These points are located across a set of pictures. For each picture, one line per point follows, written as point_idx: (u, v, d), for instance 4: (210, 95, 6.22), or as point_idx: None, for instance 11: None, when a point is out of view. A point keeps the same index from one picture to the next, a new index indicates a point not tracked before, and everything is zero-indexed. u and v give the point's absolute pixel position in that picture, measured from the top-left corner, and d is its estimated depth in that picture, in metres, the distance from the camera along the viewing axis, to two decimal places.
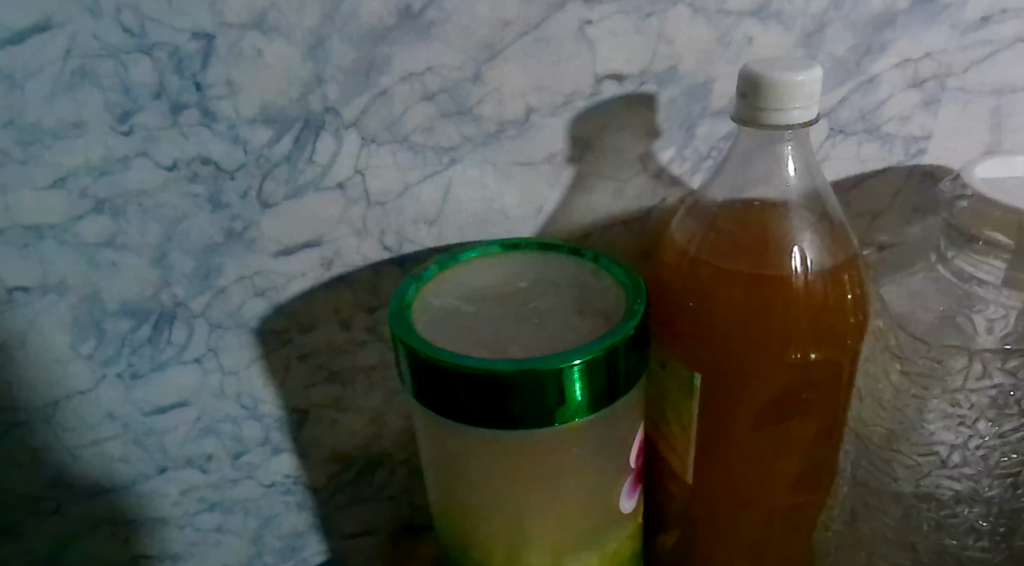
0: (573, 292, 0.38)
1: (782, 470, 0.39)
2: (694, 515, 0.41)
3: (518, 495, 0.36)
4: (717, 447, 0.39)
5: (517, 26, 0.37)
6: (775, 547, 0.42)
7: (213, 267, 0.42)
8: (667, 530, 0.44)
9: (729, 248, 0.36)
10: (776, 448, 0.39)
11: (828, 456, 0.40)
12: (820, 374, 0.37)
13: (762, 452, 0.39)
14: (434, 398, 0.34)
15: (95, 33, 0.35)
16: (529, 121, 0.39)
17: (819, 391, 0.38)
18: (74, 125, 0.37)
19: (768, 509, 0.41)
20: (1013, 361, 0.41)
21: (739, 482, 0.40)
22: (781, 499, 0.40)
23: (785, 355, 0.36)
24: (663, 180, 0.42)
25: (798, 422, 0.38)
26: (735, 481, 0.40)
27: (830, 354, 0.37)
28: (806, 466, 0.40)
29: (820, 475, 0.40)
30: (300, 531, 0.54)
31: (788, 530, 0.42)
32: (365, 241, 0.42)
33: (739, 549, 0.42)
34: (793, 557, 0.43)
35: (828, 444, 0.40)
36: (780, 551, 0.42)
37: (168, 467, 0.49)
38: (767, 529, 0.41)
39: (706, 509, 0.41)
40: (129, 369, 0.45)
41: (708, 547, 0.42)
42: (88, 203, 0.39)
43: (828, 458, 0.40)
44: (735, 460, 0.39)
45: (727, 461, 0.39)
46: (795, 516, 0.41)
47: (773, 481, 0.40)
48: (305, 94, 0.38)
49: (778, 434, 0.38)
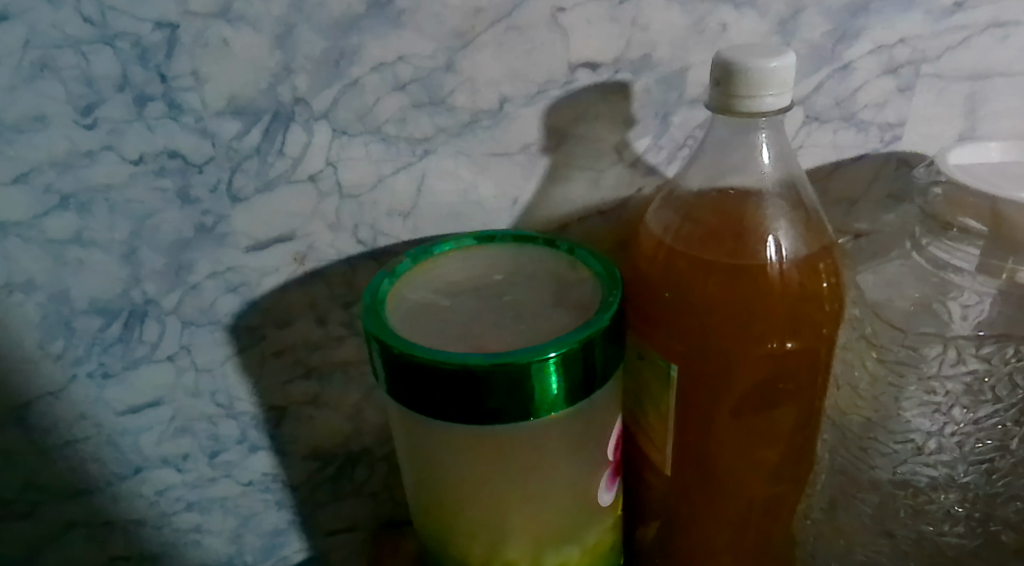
0: (548, 283, 0.37)
1: (761, 460, 0.39)
2: (673, 506, 0.41)
3: (495, 491, 0.36)
4: (696, 438, 0.38)
5: (489, 14, 0.36)
6: (755, 538, 0.42)
7: (185, 263, 0.41)
8: (647, 521, 0.44)
9: (705, 238, 0.36)
10: (754, 438, 0.39)
11: (807, 445, 0.40)
12: (797, 364, 0.37)
13: (741, 441, 0.38)
14: (407, 394, 0.33)
15: (54, 23, 0.34)
16: (503, 111, 0.39)
17: (797, 380, 0.37)
18: (37, 119, 0.36)
19: (747, 500, 0.40)
20: (986, 347, 0.42)
21: (720, 472, 0.39)
22: (760, 489, 0.40)
23: (762, 344, 0.36)
24: (640, 169, 0.41)
25: (776, 411, 0.38)
26: (712, 471, 0.39)
27: (806, 345, 0.37)
28: (785, 456, 0.40)
29: (798, 463, 0.40)
30: (280, 529, 0.53)
31: (767, 520, 0.42)
32: (339, 235, 0.41)
33: (719, 541, 0.42)
34: (774, 547, 0.43)
35: (806, 432, 0.40)
36: (762, 541, 0.42)
37: (144, 467, 0.48)
38: (745, 519, 0.41)
39: (686, 500, 0.41)
40: (100, 368, 0.44)
41: (689, 539, 0.42)
42: (53, 198, 0.38)
43: (806, 447, 0.40)
44: (715, 451, 0.39)
45: (705, 451, 0.39)
46: (775, 505, 0.41)
47: (753, 470, 0.39)
48: (274, 85, 0.37)
49: (755, 424, 0.38)
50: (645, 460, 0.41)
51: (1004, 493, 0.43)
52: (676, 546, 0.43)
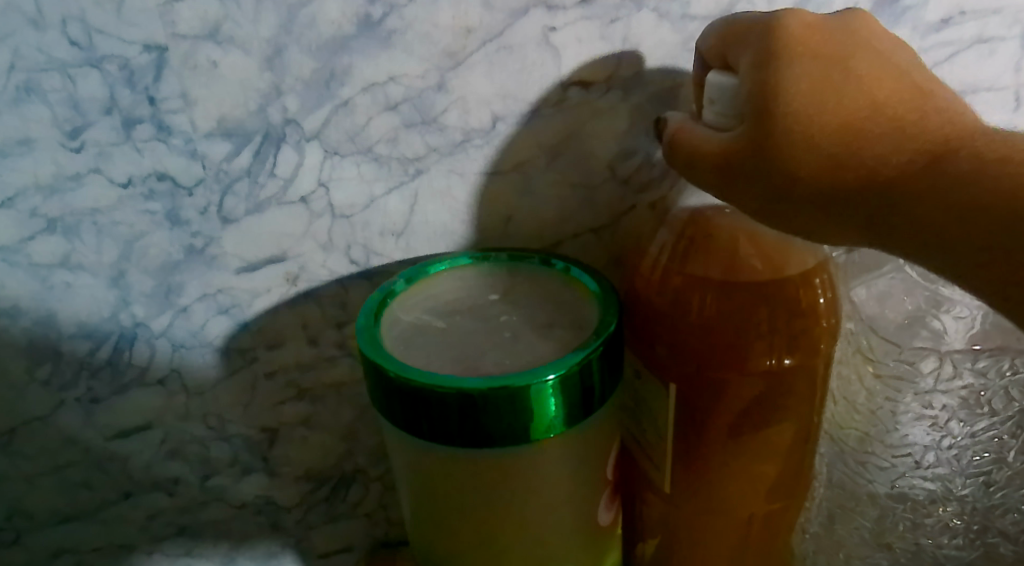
0: (545, 303, 0.37)
1: (761, 476, 0.39)
2: (672, 524, 0.41)
3: (487, 508, 0.35)
4: (695, 456, 0.38)
5: (480, 34, 0.36)
6: (755, 554, 0.42)
7: (174, 286, 0.41)
8: (644, 538, 0.44)
9: (701, 257, 0.36)
10: (751, 455, 0.38)
11: (805, 461, 0.40)
12: (796, 380, 0.37)
13: (740, 458, 0.38)
14: (402, 415, 0.33)
15: (40, 46, 0.34)
16: (495, 129, 0.38)
17: (796, 397, 0.37)
18: (22, 142, 0.36)
19: (747, 517, 0.40)
20: (981, 361, 0.44)
21: (720, 489, 0.39)
22: (760, 505, 0.40)
23: (759, 361, 0.35)
24: (631, 187, 0.41)
25: (775, 428, 0.38)
26: (711, 489, 0.39)
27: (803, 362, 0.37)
28: (785, 472, 0.39)
29: (798, 479, 0.40)
30: (273, 553, 0.52)
31: (767, 536, 0.41)
32: (331, 255, 0.41)
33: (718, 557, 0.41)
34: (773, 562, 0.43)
35: (805, 448, 0.39)
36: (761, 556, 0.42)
37: (134, 492, 0.48)
38: (745, 535, 0.41)
39: (685, 516, 0.41)
40: (88, 394, 0.44)
41: (688, 554, 0.42)
42: (39, 222, 0.38)
43: (804, 463, 0.40)
44: (715, 468, 0.39)
45: (702, 469, 0.39)
46: (774, 520, 0.41)
47: (752, 487, 0.39)
48: (264, 106, 0.37)
49: (754, 442, 0.38)
50: (645, 477, 0.41)
51: (1001, 505, 0.42)
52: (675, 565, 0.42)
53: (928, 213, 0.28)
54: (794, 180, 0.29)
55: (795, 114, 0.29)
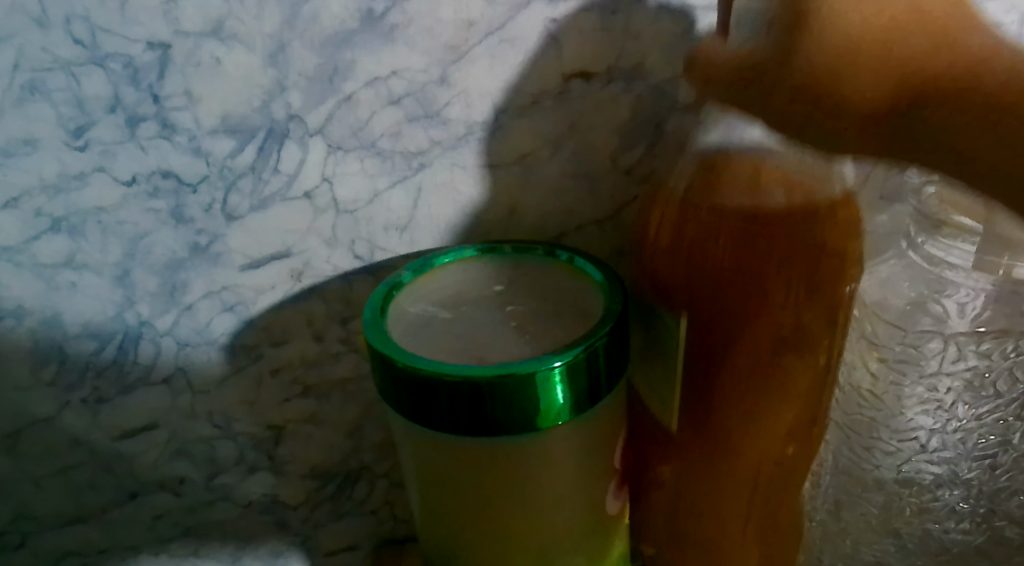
0: (550, 294, 0.37)
1: (774, 423, 0.38)
2: (684, 484, 0.41)
3: (497, 498, 0.35)
4: (706, 388, 0.38)
5: (482, 27, 0.36)
6: (761, 513, 0.40)
7: (179, 284, 0.41)
8: (652, 491, 0.43)
9: (728, 188, 0.34)
10: (766, 398, 0.37)
11: (820, 406, 0.39)
12: (814, 313, 0.36)
13: (750, 396, 0.37)
14: (410, 406, 0.33)
15: (44, 45, 0.34)
16: (498, 122, 0.39)
17: (812, 333, 0.36)
18: (25, 142, 0.36)
19: (756, 464, 0.39)
20: (987, 344, 0.41)
21: (732, 432, 0.38)
22: (770, 451, 0.39)
23: (779, 292, 0.35)
24: (634, 178, 0.41)
25: (794, 365, 0.37)
26: (720, 449, 0.39)
27: (825, 307, 0.36)
28: (800, 420, 0.38)
29: (812, 425, 0.39)
30: (280, 552, 0.53)
31: (775, 496, 0.40)
32: (335, 250, 0.41)
33: (725, 507, 0.40)
34: (780, 522, 0.41)
35: (823, 394, 0.38)
36: (768, 516, 0.41)
37: (140, 492, 0.48)
38: (753, 492, 0.40)
39: (690, 460, 0.40)
40: (94, 394, 0.44)
41: (692, 505, 0.41)
42: (43, 222, 0.39)
43: (819, 408, 0.39)
44: (725, 405, 0.38)
45: (715, 408, 0.38)
46: (783, 473, 0.40)
47: (762, 432, 0.38)
48: (267, 102, 0.37)
49: (770, 385, 0.37)
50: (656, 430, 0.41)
51: (1007, 487, 0.42)
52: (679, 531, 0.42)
53: (942, 123, 0.29)
54: (813, 108, 0.31)
55: (827, 18, 0.30)
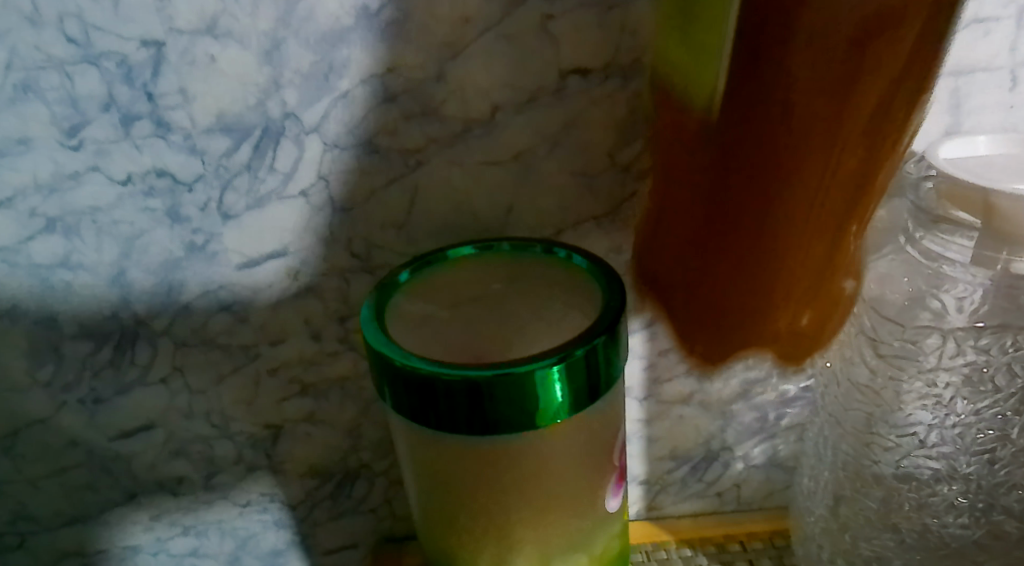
0: (549, 291, 0.37)
1: (827, 164, 0.29)
2: (695, 234, 0.33)
3: (496, 498, 0.35)
4: (734, 127, 0.29)
5: (478, 23, 0.36)
6: (788, 280, 0.32)
7: (175, 283, 0.41)
8: (669, 238, 0.35)
9: None
10: (815, 133, 0.28)
11: (876, 182, 0.30)
12: (898, 61, 0.27)
13: (797, 156, 0.29)
14: (408, 404, 0.33)
15: (37, 44, 0.34)
16: (495, 119, 0.38)
17: (900, 62, 0.27)
18: (20, 141, 0.37)
19: (784, 250, 0.31)
20: (985, 339, 0.41)
21: (752, 159, 0.29)
22: (805, 236, 0.31)
23: (869, 36, 0.26)
24: (632, 173, 0.40)
25: (867, 80, 0.27)
26: (777, 152, 0.29)
27: (909, 61, 0.27)
28: (857, 158, 0.29)
29: (864, 198, 0.30)
30: (279, 550, 0.52)
31: (799, 261, 0.32)
32: (333, 248, 0.41)
33: (732, 323, 0.34)
34: (809, 294, 0.33)
35: (885, 157, 0.29)
36: (790, 284, 0.32)
37: (138, 492, 0.48)
38: (779, 254, 0.31)
39: (713, 240, 0.32)
40: (91, 394, 0.44)
41: (698, 267, 0.33)
42: (39, 222, 0.39)
43: (873, 188, 0.30)
44: (755, 154, 0.29)
45: (748, 125, 0.29)
46: (818, 248, 0.31)
47: (799, 214, 0.30)
48: (262, 100, 0.37)
49: (821, 130, 0.28)
50: (675, 269, 0.35)
51: (1006, 482, 0.42)
52: (699, 311, 0.35)
53: None
54: None
55: None
